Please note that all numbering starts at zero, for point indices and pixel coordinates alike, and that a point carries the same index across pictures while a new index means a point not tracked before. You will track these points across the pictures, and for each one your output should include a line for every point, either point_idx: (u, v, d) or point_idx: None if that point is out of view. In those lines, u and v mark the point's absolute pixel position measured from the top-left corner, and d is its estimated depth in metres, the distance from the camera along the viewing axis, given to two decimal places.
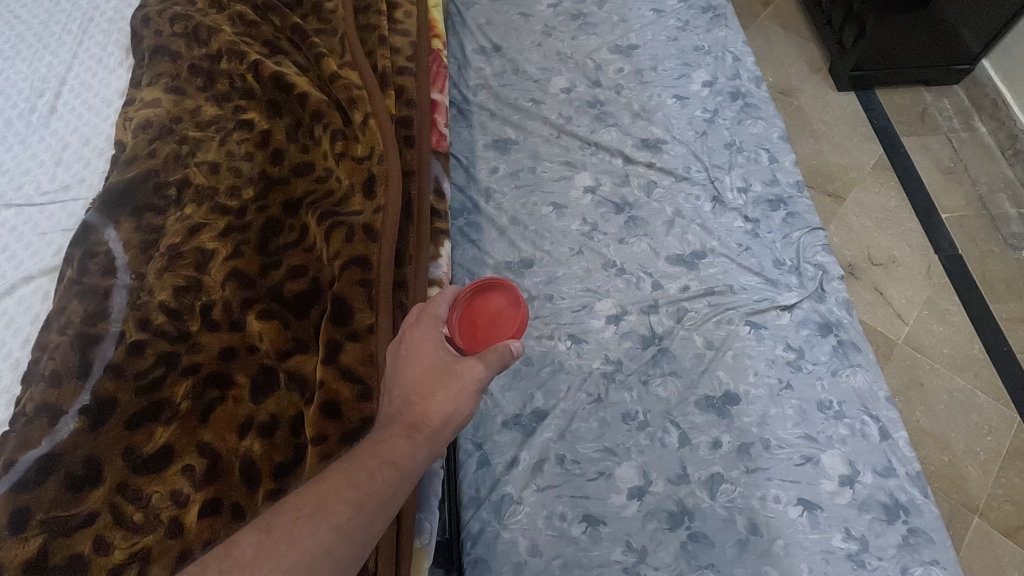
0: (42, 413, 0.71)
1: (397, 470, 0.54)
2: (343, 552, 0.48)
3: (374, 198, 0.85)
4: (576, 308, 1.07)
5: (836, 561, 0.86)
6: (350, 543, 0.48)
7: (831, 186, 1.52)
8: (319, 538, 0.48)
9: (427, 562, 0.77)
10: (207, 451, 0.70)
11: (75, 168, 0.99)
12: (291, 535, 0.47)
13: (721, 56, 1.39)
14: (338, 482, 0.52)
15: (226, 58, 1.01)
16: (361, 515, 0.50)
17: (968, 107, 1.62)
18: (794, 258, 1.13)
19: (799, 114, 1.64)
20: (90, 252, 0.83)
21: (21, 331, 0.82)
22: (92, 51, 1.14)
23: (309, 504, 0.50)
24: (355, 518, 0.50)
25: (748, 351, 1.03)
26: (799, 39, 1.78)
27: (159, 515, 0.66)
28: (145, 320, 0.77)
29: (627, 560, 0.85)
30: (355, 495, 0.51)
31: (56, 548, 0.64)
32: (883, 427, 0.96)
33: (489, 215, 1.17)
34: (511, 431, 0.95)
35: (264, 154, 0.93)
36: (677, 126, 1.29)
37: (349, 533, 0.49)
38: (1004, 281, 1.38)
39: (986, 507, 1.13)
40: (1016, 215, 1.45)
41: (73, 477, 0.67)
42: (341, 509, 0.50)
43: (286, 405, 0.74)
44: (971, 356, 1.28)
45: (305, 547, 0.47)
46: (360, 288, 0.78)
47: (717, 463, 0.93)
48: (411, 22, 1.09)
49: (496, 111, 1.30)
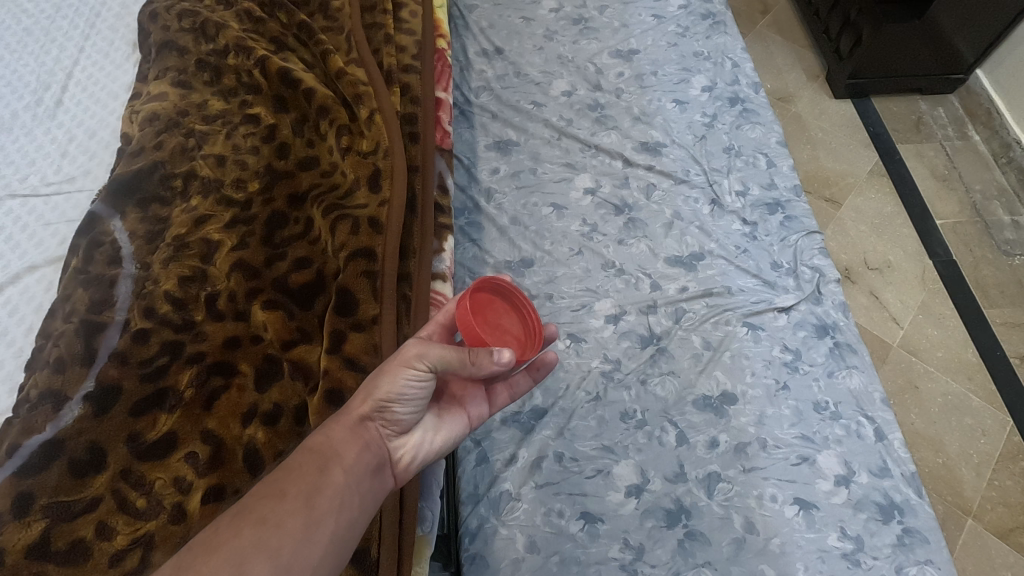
0: (47, 399, 0.71)
1: (315, 458, 0.56)
2: (273, 536, 0.49)
3: (379, 192, 0.87)
4: (576, 307, 1.08)
5: (831, 561, 0.86)
6: (278, 530, 0.50)
7: (828, 191, 1.54)
8: (243, 536, 0.48)
9: (428, 552, 0.78)
10: (211, 438, 0.70)
11: (81, 160, 0.99)
12: (209, 543, 0.48)
13: (721, 62, 1.41)
14: (255, 489, 0.53)
15: (234, 54, 1.02)
16: (283, 502, 0.52)
17: (963, 116, 1.64)
18: (792, 261, 1.14)
19: (797, 121, 1.66)
20: (96, 241, 0.84)
21: (25, 319, 0.82)
22: (99, 46, 1.15)
23: (227, 514, 0.51)
24: (276, 506, 0.51)
25: (746, 352, 1.04)
26: (796, 46, 1.81)
27: (162, 501, 0.67)
28: (150, 309, 0.78)
29: (624, 557, 0.86)
30: (273, 490, 0.53)
31: (58, 533, 0.64)
32: (878, 428, 0.97)
33: (490, 214, 1.18)
34: (510, 428, 0.96)
35: (270, 148, 0.94)
36: (676, 129, 1.31)
37: (276, 520, 0.50)
38: (997, 287, 1.39)
39: (979, 510, 1.14)
40: (1009, 222, 1.48)
41: (76, 462, 0.67)
42: (260, 505, 0.51)
43: (290, 394, 0.74)
44: (965, 359, 1.30)
45: (230, 549, 0.48)
46: (365, 279, 0.80)
47: (714, 462, 0.93)
48: (416, 22, 1.10)
49: (498, 113, 1.32)
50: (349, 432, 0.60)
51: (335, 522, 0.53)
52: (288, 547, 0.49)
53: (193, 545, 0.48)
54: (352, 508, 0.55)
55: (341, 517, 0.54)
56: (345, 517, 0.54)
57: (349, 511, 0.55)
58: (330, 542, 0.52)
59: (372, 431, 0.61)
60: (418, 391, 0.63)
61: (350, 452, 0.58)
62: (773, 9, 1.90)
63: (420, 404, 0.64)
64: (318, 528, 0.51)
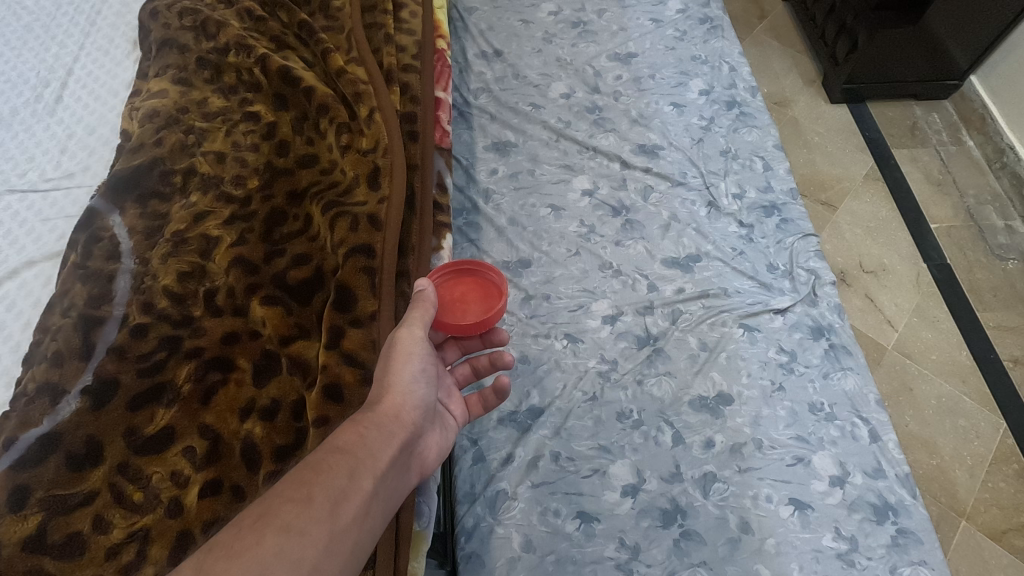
0: (44, 393, 0.71)
1: (343, 461, 0.54)
2: (297, 545, 0.47)
3: (378, 189, 0.87)
4: (573, 308, 1.09)
5: (826, 561, 0.87)
6: (304, 534, 0.47)
7: (823, 195, 1.55)
8: (267, 543, 0.46)
9: (425, 548, 0.77)
10: (209, 433, 0.71)
11: (80, 156, 0.99)
12: (231, 547, 0.45)
13: (718, 66, 1.42)
14: (284, 487, 0.51)
15: (234, 52, 1.03)
16: (310, 508, 0.49)
17: (957, 121, 1.66)
18: (788, 263, 1.15)
19: (793, 125, 1.68)
20: (95, 237, 0.84)
21: (22, 314, 0.82)
22: (100, 43, 1.15)
23: (250, 516, 0.48)
24: (302, 513, 0.49)
25: (741, 353, 1.04)
26: (792, 52, 1.83)
27: (159, 495, 0.67)
28: (148, 304, 0.78)
29: (620, 556, 0.86)
30: (298, 493, 0.50)
31: (54, 526, 0.64)
32: (872, 429, 0.97)
33: (487, 215, 1.18)
34: (507, 428, 0.96)
35: (270, 145, 0.95)
36: (674, 132, 1.31)
37: (301, 528, 0.48)
38: (991, 290, 1.41)
39: (973, 511, 1.15)
40: (1003, 227, 1.49)
41: (73, 456, 0.67)
42: (284, 509, 0.49)
43: (288, 389, 0.74)
44: (959, 362, 1.31)
45: (252, 556, 0.45)
46: (364, 276, 0.80)
47: (710, 462, 0.94)
48: (416, 22, 1.11)
49: (497, 114, 1.33)
50: (373, 428, 0.59)
51: (357, 533, 0.51)
52: (312, 556, 0.47)
53: (213, 547, 0.46)
54: (376, 517, 0.54)
55: (365, 523, 0.52)
56: (369, 527, 0.52)
57: (373, 522, 0.53)
58: (352, 553, 0.50)
59: (398, 427, 0.61)
60: (423, 379, 0.68)
61: (379, 456, 0.57)
62: (770, 14, 1.91)
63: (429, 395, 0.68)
64: (342, 538, 0.50)
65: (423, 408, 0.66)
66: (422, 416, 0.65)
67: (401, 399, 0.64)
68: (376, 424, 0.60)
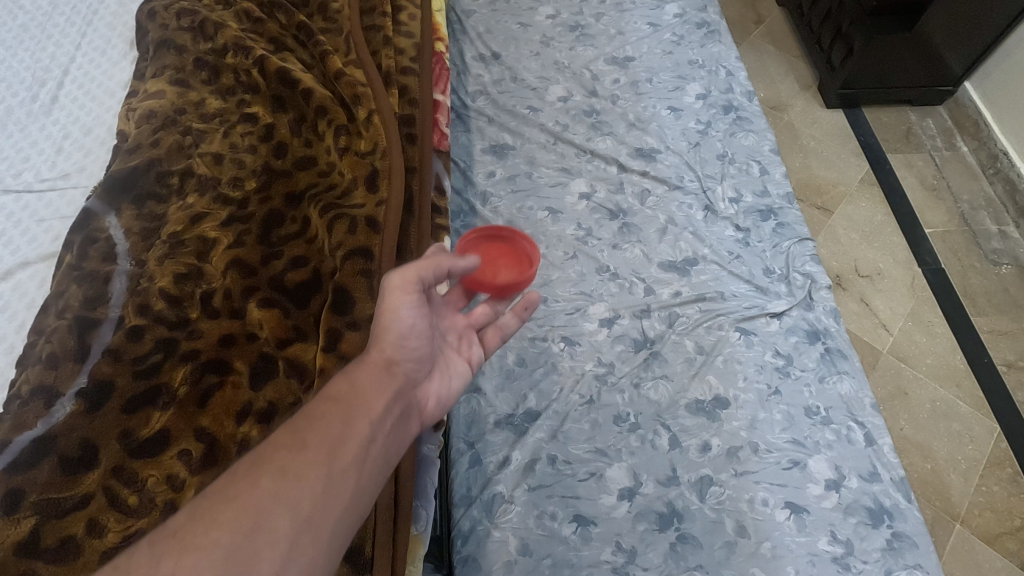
0: (38, 395, 0.70)
1: (335, 410, 0.55)
2: (293, 488, 0.48)
3: (376, 192, 0.87)
4: (570, 311, 1.09)
5: (821, 564, 0.87)
6: (300, 479, 0.49)
7: (819, 200, 1.56)
8: (263, 488, 0.47)
9: (422, 552, 0.77)
10: (205, 436, 0.70)
11: (77, 157, 0.99)
12: (228, 491, 0.47)
13: (715, 70, 1.42)
14: (278, 435, 0.52)
15: (232, 52, 1.02)
16: (304, 454, 0.50)
17: (951, 127, 1.67)
18: (784, 267, 1.16)
19: (789, 129, 1.69)
20: (90, 238, 0.83)
21: (16, 315, 0.81)
22: (96, 43, 1.14)
23: (247, 464, 0.49)
24: (297, 459, 0.50)
25: (737, 356, 1.05)
26: (788, 56, 1.84)
27: (154, 498, 0.66)
28: (144, 306, 0.78)
29: (617, 560, 0.86)
30: (294, 441, 0.51)
31: (48, 530, 0.63)
32: (868, 433, 0.98)
33: (485, 218, 1.19)
34: (503, 431, 0.96)
35: (268, 146, 0.95)
36: (671, 136, 1.32)
37: (296, 473, 0.49)
38: (985, 294, 1.42)
39: (967, 515, 1.15)
40: (997, 232, 1.50)
41: (67, 459, 0.67)
42: (278, 456, 0.50)
43: (285, 392, 0.74)
44: (954, 366, 1.31)
45: (249, 500, 0.46)
46: (362, 278, 0.80)
47: (706, 466, 0.94)
48: (415, 24, 1.11)
49: (494, 117, 1.33)
50: (368, 378, 0.60)
51: (356, 477, 0.52)
52: (309, 502, 0.48)
53: (210, 494, 0.47)
54: (376, 462, 0.54)
55: (364, 469, 0.53)
56: (368, 470, 0.53)
57: (372, 467, 0.54)
58: (351, 495, 0.51)
59: (392, 376, 0.62)
60: (419, 322, 0.66)
61: (372, 404, 0.57)
62: (766, 19, 1.92)
63: (428, 338, 0.67)
64: (340, 481, 0.50)
65: (419, 355, 0.66)
66: (417, 364, 0.65)
67: (396, 348, 0.64)
68: (367, 373, 0.60)
